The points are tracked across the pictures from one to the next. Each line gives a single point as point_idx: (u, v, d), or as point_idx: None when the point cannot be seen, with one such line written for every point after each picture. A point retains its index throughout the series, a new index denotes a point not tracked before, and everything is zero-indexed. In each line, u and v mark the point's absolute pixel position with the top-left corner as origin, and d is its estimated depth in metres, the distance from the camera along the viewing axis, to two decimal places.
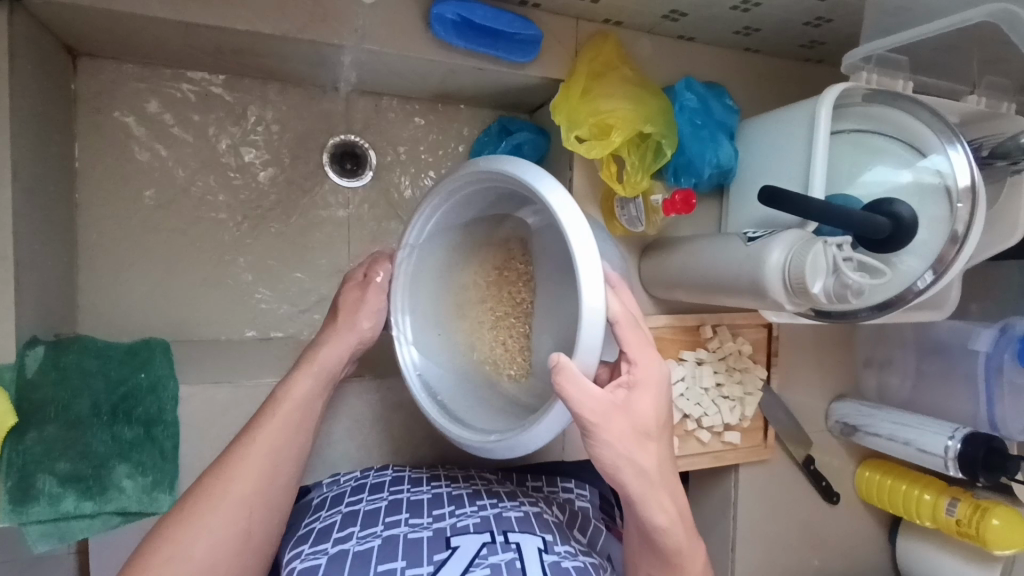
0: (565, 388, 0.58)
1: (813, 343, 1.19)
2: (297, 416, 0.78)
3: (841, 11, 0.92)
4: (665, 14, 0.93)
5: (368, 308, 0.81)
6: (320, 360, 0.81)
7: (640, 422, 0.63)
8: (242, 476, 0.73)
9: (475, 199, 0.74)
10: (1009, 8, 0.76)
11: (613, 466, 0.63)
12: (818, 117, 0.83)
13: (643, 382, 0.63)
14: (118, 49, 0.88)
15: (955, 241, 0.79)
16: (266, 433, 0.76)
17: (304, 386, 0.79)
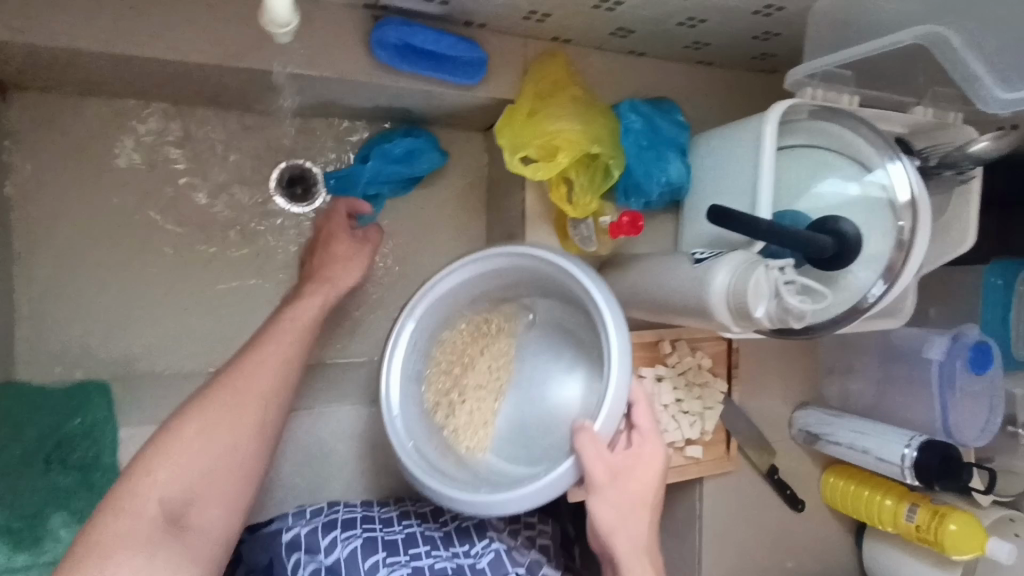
0: (581, 441, 0.73)
1: (774, 353, 1.20)
2: (291, 352, 0.83)
3: (787, 26, 0.92)
4: (613, 31, 0.92)
5: (354, 261, 0.95)
6: (301, 306, 0.88)
7: (638, 492, 0.75)
8: (249, 390, 0.78)
9: (502, 273, 0.88)
10: (940, 31, 0.74)
11: (607, 527, 0.74)
12: (762, 136, 0.83)
13: (645, 458, 0.76)
14: (48, 80, 0.86)
15: (902, 247, 0.79)
16: (267, 360, 0.81)
17: (293, 334, 0.84)
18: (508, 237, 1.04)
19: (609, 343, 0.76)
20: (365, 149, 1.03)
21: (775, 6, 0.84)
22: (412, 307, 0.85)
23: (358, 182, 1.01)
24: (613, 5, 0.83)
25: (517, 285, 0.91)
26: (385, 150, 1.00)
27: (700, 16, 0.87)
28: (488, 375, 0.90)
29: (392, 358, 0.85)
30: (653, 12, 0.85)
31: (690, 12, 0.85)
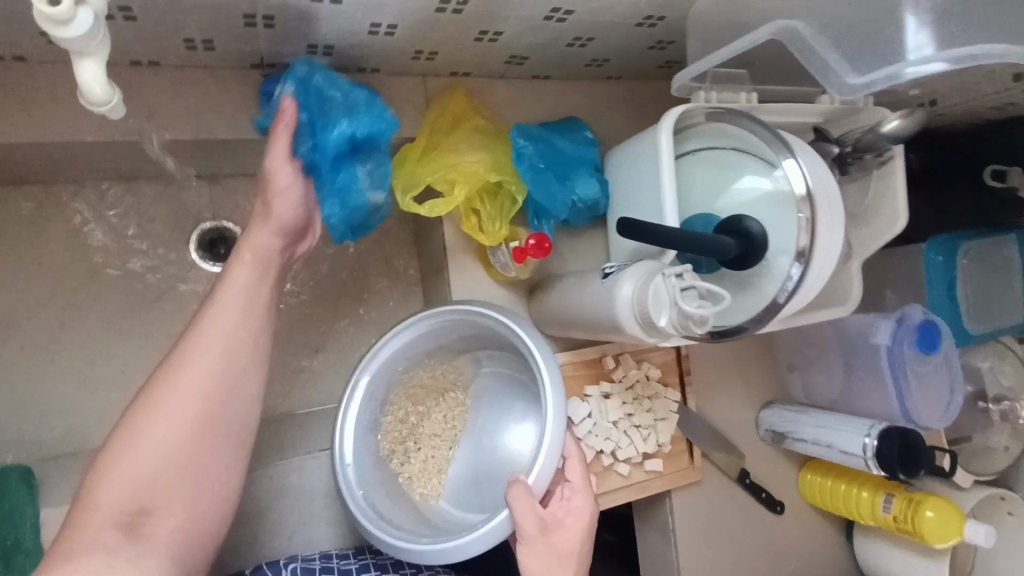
0: (516, 496, 0.76)
1: (729, 355, 1.18)
2: (240, 301, 0.74)
3: (678, 33, 0.92)
4: (507, 59, 0.93)
5: (289, 191, 0.79)
6: (254, 241, 0.78)
7: (561, 548, 0.78)
8: (187, 371, 0.70)
9: (453, 328, 0.92)
10: (790, 25, 0.75)
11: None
12: (659, 146, 0.83)
13: (575, 509, 0.81)
14: None
15: (807, 231, 0.78)
16: (214, 323, 0.72)
17: (242, 272, 0.75)
18: (437, 272, 1.04)
19: (550, 409, 0.80)
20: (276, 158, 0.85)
21: (656, 16, 0.84)
22: (364, 364, 0.88)
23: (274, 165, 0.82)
24: (494, 36, 0.84)
25: (470, 339, 0.96)
26: None
27: (585, 35, 0.88)
28: (442, 423, 0.97)
29: (347, 413, 0.87)
30: (537, 37, 0.87)
31: (573, 33, 0.86)
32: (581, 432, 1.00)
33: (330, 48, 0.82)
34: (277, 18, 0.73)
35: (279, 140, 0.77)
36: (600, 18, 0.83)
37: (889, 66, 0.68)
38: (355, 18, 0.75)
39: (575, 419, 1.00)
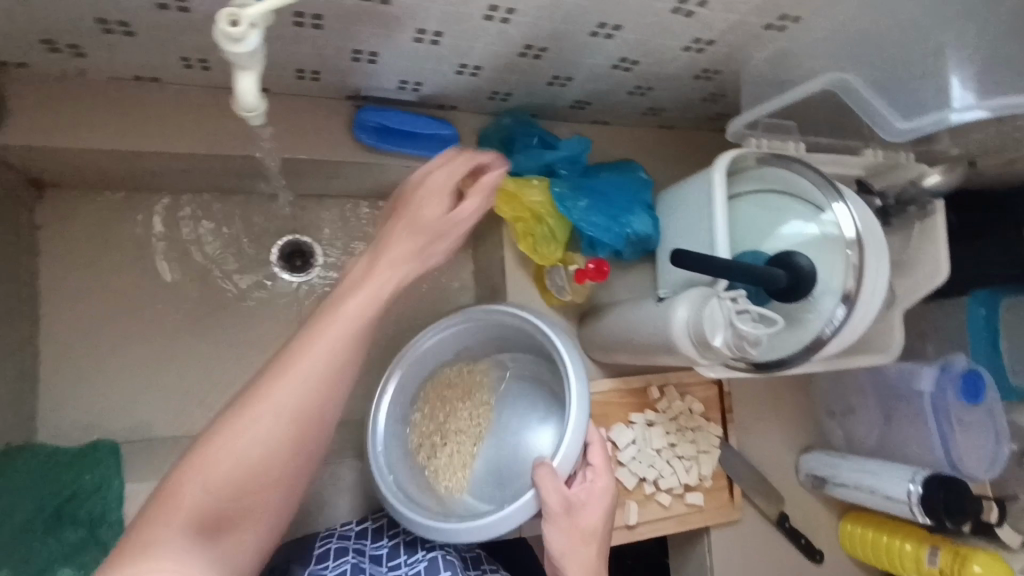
0: (541, 475, 0.78)
1: (768, 396, 1.19)
2: (355, 332, 0.65)
3: (730, 87, 1.00)
4: (572, 104, 1.02)
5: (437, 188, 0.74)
6: (377, 276, 0.68)
7: (585, 526, 0.77)
8: (299, 369, 0.62)
9: (481, 328, 0.98)
10: (844, 78, 0.81)
11: (556, 554, 0.75)
12: (713, 184, 0.89)
13: (597, 491, 0.80)
14: (74, 179, 0.95)
15: (856, 275, 0.83)
16: (323, 337, 0.63)
17: (362, 297, 0.66)
18: (492, 295, 1.10)
19: (572, 396, 0.84)
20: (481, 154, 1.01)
21: (712, 70, 0.93)
22: (400, 359, 0.95)
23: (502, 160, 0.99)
24: (564, 81, 0.93)
25: (496, 336, 1.00)
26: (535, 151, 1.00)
27: (646, 84, 0.96)
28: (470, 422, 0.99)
29: (381, 399, 0.93)
30: (601, 84, 0.95)
31: (635, 82, 0.95)
32: (624, 458, 1.02)
33: (418, 84, 0.92)
34: (379, 55, 0.83)
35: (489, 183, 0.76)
36: (662, 70, 0.91)
37: (936, 112, 0.76)
38: (446, 60, 0.85)
39: (620, 444, 1.02)
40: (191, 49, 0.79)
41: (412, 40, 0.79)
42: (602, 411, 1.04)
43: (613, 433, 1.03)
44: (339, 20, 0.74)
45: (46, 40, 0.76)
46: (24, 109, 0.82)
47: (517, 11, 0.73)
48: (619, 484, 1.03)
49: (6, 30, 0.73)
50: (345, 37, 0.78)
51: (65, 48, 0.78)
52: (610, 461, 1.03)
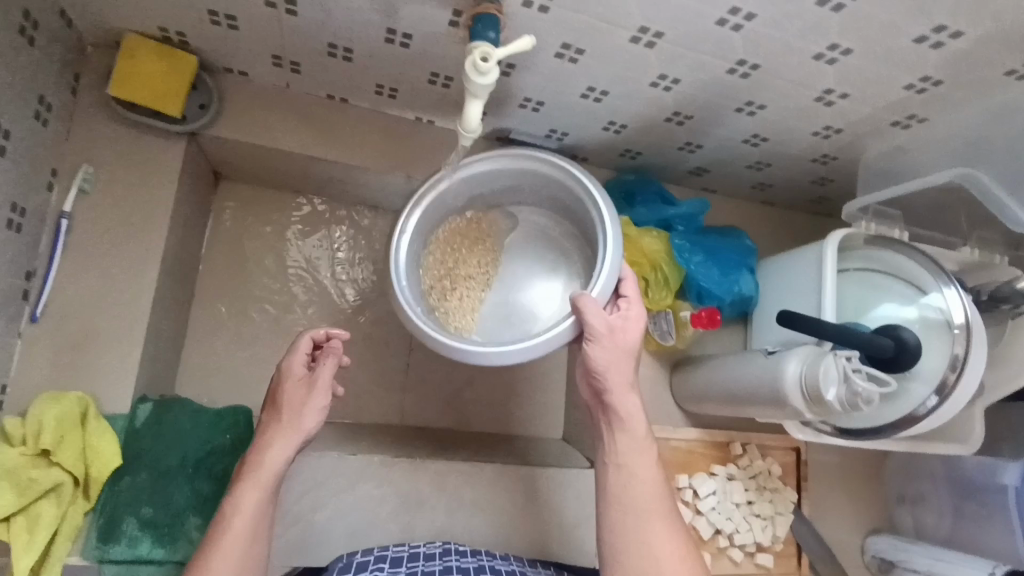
0: (584, 303, 0.75)
1: (840, 472, 1.21)
2: (251, 528, 0.73)
3: (840, 174, 1.10)
4: (691, 169, 1.13)
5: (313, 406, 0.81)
6: (267, 463, 0.77)
7: (629, 345, 0.78)
8: (218, 564, 0.71)
9: (509, 181, 0.92)
10: (969, 173, 0.86)
11: (602, 368, 0.77)
12: (824, 255, 0.96)
13: (635, 315, 0.78)
14: (248, 173, 1.08)
15: (955, 369, 0.88)
16: (219, 555, 0.71)
17: (249, 501, 0.74)
18: None
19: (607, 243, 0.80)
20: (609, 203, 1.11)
21: (830, 156, 1.03)
22: (420, 193, 0.87)
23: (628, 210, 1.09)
24: (694, 147, 1.04)
25: (516, 190, 0.94)
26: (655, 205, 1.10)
27: (764, 161, 1.07)
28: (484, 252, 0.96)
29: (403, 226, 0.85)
30: (725, 155, 1.06)
31: (756, 157, 1.06)
32: (704, 506, 1.06)
33: (564, 134, 1.04)
34: (545, 104, 0.94)
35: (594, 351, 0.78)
36: (785, 149, 1.02)
37: None
38: (598, 116, 0.97)
39: (701, 493, 1.06)
40: (389, 79, 0.93)
41: (579, 96, 0.91)
42: (685, 458, 1.09)
43: (695, 481, 1.06)
44: (528, 72, 0.86)
45: (275, 56, 0.89)
46: (237, 109, 0.96)
47: (680, 82, 0.85)
48: (695, 532, 1.06)
49: (251, 44, 0.87)
50: (525, 86, 0.90)
51: (287, 63, 0.91)
52: (689, 508, 1.06)
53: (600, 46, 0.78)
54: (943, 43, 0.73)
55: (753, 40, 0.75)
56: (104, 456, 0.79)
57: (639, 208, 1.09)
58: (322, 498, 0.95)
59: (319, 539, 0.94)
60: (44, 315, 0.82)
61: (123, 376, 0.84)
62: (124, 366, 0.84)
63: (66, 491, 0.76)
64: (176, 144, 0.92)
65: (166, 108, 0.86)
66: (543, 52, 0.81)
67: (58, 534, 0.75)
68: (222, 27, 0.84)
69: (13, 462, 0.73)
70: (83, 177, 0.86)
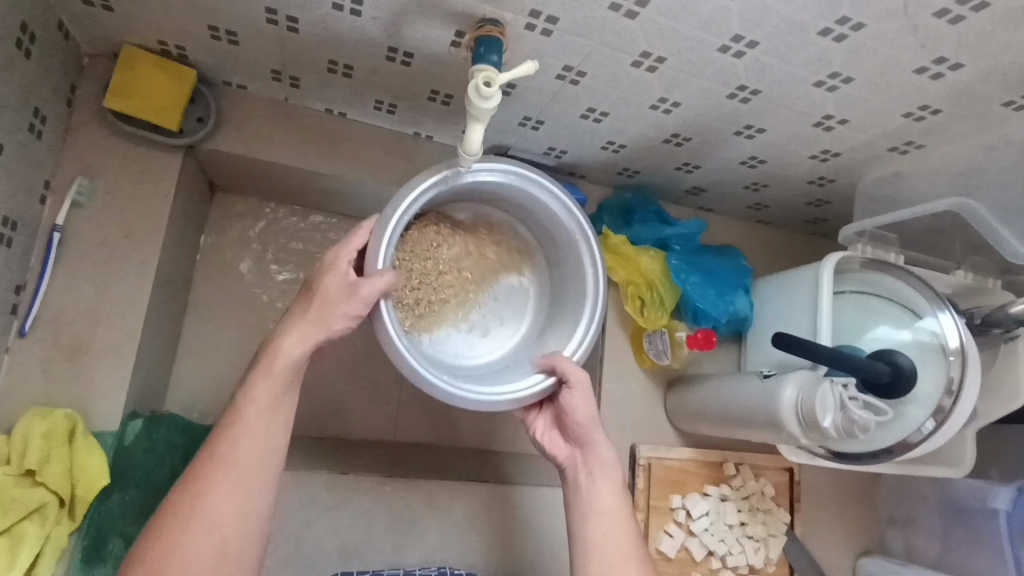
0: (561, 361, 0.77)
1: (833, 492, 1.21)
2: (268, 419, 0.70)
3: (836, 196, 1.10)
4: (689, 189, 1.13)
5: (353, 297, 0.70)
6: (283, 351, 0.71)
7: (588, 413, 0.78)
8: (221, 478, 0.66)
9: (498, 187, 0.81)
10: (966, 203, 0.89)
11: (581, 433, 0.79)
12: (821, 278, 0.96)
13: (581, 395, 0.77)
14: (244, 185, 1.07)
15: (951, 394, 0.88)
16: (224, 472, 0.67)
17: (263, 390, 0.70)
18: None
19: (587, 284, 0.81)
20: (610, 220, 1.11)
21: (827, 179, 1.04)
22: (422, 181, 0.73)
23: (628, 228, 1.09)
24: (691, 168, 1.04)
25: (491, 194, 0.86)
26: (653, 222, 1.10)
27: (762, 182, 1.07)
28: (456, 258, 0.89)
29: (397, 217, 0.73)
30: (723, 176, 1.06)
31: (754, 178, 1.06)
32: (697, 528, 1.05)
33: (563, 152, 1.03)
34: (545, 123, 0.94)
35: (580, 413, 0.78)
36: (784, 171, 1.02)
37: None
38: (598, 136, 0.97)
39: (694, 514, 1.06)
40: (388, 95, 0.92)
41: (580, 116, 0.91)
42: (680, 478, 1.08)
43: (688, 502, 1.06)
44: (529, 91, 0.85)
45: (275, 70, 0.89)
46: (234, 122, 0.95)
47: (681, 105, 0.86)
48: (687, 553, 1.06)
49: (251, 58, 0.87)
50: (526, 105, 0.89)
51: (286, 78, 0.91)
52: (682, 529, 1.06)
53: (602, 68, 0.79)
54: (943, 75, 0.73)
55: (755, 67, 0.75)
56: (91, 477, 0.78)
57: (637, 225, 1.09)
58: (313, 516, 0.94)
59: (310, 559, 0.93)
60: (33, 329, 0.81)
61: (112, 391, 0.82)
62: (114, 382, 0.83)
63: (51, 511, 0.74)
64: (173, 157, 0.91)
65: (164, 122, 0.86)
66: (546, 73, 0.81)
67: (41, 555, 0.73)
68: (223, 41, 0.84)
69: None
70: (76, 190, 0.84)
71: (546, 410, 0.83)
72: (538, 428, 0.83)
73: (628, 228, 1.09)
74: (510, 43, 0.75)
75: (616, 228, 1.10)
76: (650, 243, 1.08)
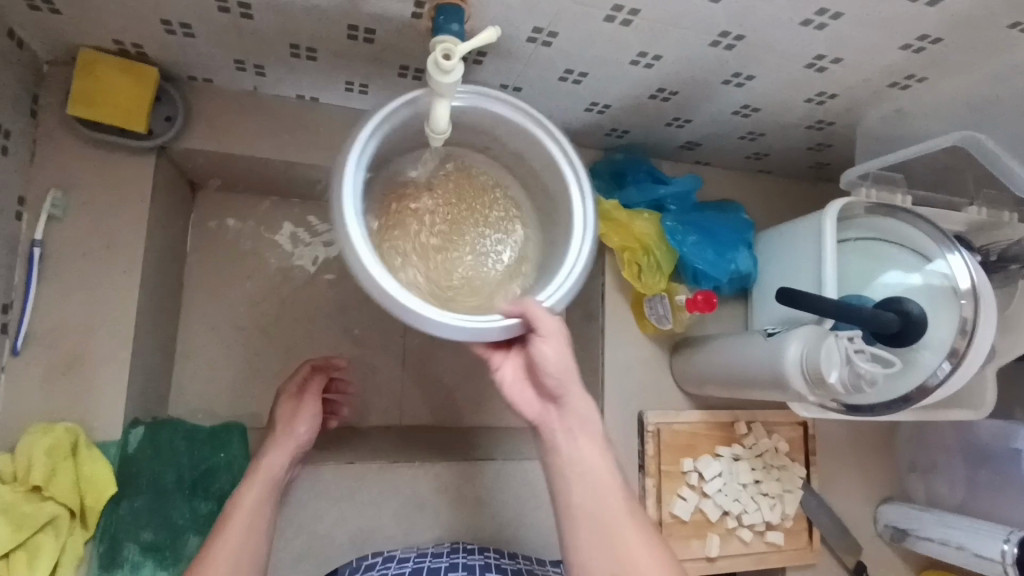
0: (532, 308, 0.68)
1: (850, 443, 1.19)
2: (253, 519, 0.77)
3: (838, 139, 1.05)
4: (682, 144, 1.08)
5: (305, 413, 0.88)
6: (264, 467, 0.81)
7: (557, 359, 0.71)
8: (213, 565, 0.71)
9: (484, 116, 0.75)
10: (970, 134, 0.86)
11: (554, 376, 0.73)
12: (823, 227, 0.92)
13: (552, 340, 0.69)
14: (225, 181, 1.05)
15: (965, 334, 0.84)
16: (220, 548, 0.73)
17: (249, 496, 0.78)
18: (587, 319, 1.14)
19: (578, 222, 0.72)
20: (600, 185, 1.07)
21: (826, 122, 0.98)
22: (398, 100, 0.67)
23: (620, 190, 1.05)
24: (682, 122, 1.00)
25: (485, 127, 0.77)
26: (646, 182, 1.06)
27: (758, 131, 1.02)
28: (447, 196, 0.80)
29: (360, 148, 0.66)
30: (717, 128, 1.01)
31: (749, 128, 1.01)
32: (711, 489, 1.05)
33: (546, 118, 1.00)
34: (523, 89, 0.90)
35: (548, 353, 0.70)
36: (779, 118, 0.97)
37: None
38: (581, 98, 0.92)
39: (706, 476, 1.05)
40: (358, 75, 0.88)
41: (558, 79, 0.86)
42: (690, 441, 1.07)
43: (700, 464, 1.05)
44: (501, 59, 0.81)
45: (238, 60, 0.86)
46: (203, 118, 0.93)
47: (663, 58, 0.81)
48: (702, 515, 1.05)
49: (210, 51, 0.84)
50: (501, 73, 0.85)
51: (250, 67, 0.88)
52: (695, 492, 1.05)
53: (574, 27, 0.74)
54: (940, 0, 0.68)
55: (737, 12, 0.70)
56: (100, 484, 0.79)
57: (629, 188, 1.06)
58: (326, 506, 0.95)
59: (326, 547, 0.94)
60: (26, 347, 0.81)
61: (111, 402, 0.83)
62: (111, 392, 0.83)
63: (64, 523, 0.75)
64: (144, 162, 0.89)
65: (130, 124, 0.84)
66: (515, 38, 0.77)
67: (59, 565, 0.75)
68: (179, 36, 0.80)
69: (7, 498, 0.72)
70: (52, 203, 0.84)
71: (513, 356, 0.78)
72: (504, 376, 0.78)
73: (620, 191, 1.06)
74: (472, 11, 0.71)
75: (607, 192, 1.06)
76: (644, 204, 1.04)
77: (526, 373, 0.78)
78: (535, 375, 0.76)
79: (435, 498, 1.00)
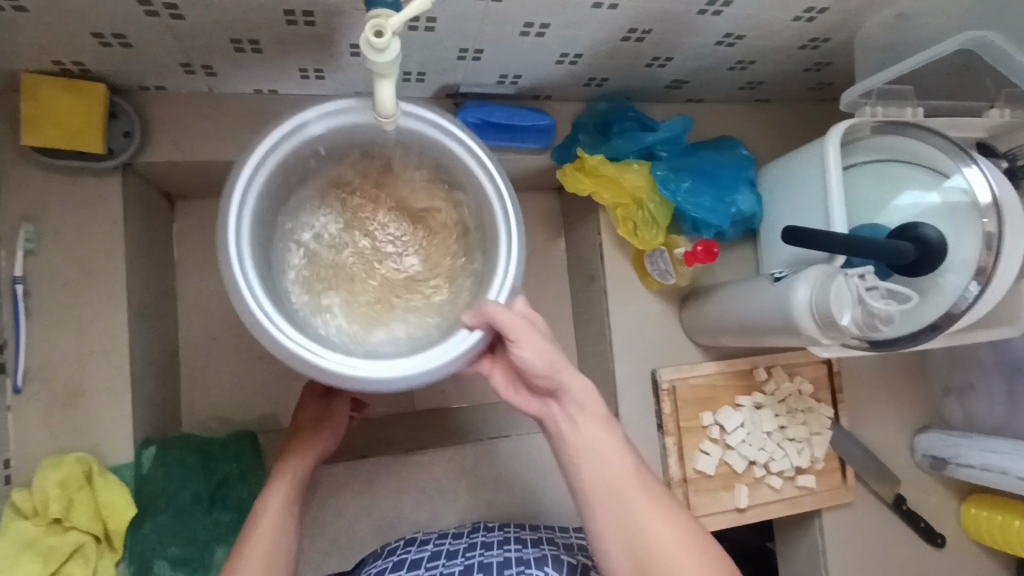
0: (496, 313, 0.63)
1: (879, 374, 1.14)
2: (281, 522, 0.75)
3: (836, 55, 0.96)
4: (668, 84, 1.01)
5: (333, 416, 0.86)
6: (287, 469, 0.79)
7: (539, 361, 0.66)
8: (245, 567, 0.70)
9: (399, 135, 0.68)
10: (977, 35, 0.80)
11: (546, 374, 0.68)
12: (827, 155, 0.85)
13: (526, 341, 0.64)
14: (199, 188, 1.03)
15: (991, 250, 0.77)
16: (251, 548, 0.72)
17: (276, 498, 0.76)
18: (589, 280, 1.11)
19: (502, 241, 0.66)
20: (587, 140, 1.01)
21: (820, 39, 0.90)
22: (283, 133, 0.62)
23: (607, 143, 0.99)
24: (663, 61, 0.92)
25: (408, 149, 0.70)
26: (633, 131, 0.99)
27: (748, 59, 0.94)
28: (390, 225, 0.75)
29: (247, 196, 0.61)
30: (702, 62, 0.94)
31: (737, 57, 0.93)
32: (734, 441, 1.02)
33: (517, 77, 0.94)
34: (485, 50, 0.84)
35: (530, 353, 0.65)
36: (768, 41, 0.89)
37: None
38: (549, 51, 0.86)
39: (728, 428, 1.02)
40: (310, 60, 0.83)
41: (519, 34, 0.80)
42: (708, 395, 1.03)
43: (720, 417, 1.02)
44: (453, 22, 0.75)
45: (184, 63, 0.82)
46: (163, 128, 0.89)
47: None
48: (728, 467, 1.03)
49: (153, 58, 0.80)
50: (457, 36, 0.79)
51: (198, 68, 0.84)
52: (718, 445, 1.02)
53: None
54: None
55: None
56: (118, 508, 0.81)
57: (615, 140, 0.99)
58: (347, 500, 0.96)
59: (352, 539, 0.95)
60: (27, 383, 0.82)
61: (117, 427, 0.84)
62: (116, 417, 0.84)
63: (91, 549, 0.78)
64: (111, 182, 0.87)
65: (88, 146, 0.81)
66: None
67: None
68: (116, 46, 0.76)
69: (28, 535, 0.74)
70: (25, 237, 0.82)
71: (499, 359, 0.72)
72: (496, 380, 0.72)
73: (606, 144, 0.99)
74: None
75: (593, 147, 1.00)
76: (635, 155, 0.98)
77: (518, 374, 0.72)
78: (524, 377, 0.71)
79: (454, 480, 0.99)
